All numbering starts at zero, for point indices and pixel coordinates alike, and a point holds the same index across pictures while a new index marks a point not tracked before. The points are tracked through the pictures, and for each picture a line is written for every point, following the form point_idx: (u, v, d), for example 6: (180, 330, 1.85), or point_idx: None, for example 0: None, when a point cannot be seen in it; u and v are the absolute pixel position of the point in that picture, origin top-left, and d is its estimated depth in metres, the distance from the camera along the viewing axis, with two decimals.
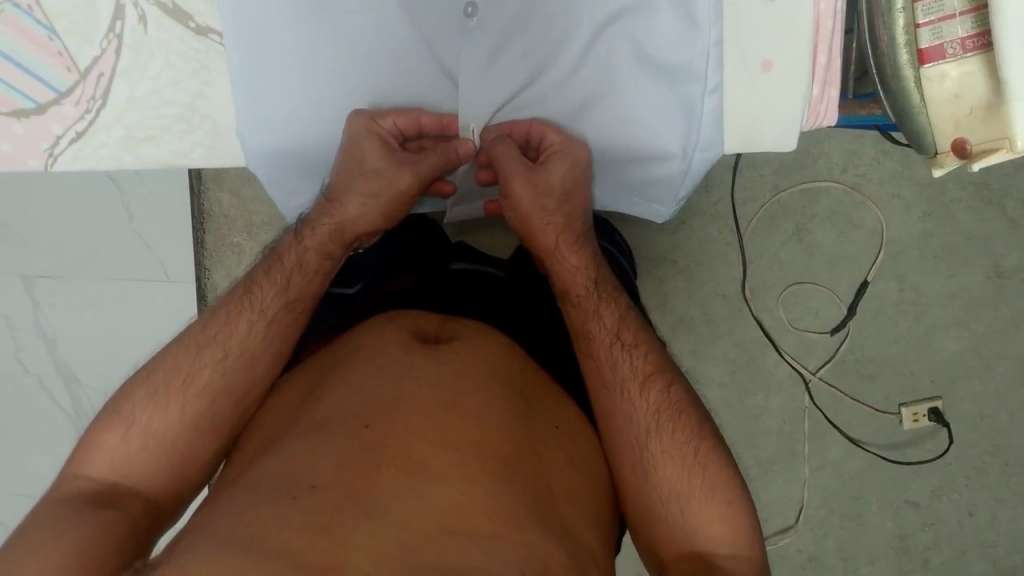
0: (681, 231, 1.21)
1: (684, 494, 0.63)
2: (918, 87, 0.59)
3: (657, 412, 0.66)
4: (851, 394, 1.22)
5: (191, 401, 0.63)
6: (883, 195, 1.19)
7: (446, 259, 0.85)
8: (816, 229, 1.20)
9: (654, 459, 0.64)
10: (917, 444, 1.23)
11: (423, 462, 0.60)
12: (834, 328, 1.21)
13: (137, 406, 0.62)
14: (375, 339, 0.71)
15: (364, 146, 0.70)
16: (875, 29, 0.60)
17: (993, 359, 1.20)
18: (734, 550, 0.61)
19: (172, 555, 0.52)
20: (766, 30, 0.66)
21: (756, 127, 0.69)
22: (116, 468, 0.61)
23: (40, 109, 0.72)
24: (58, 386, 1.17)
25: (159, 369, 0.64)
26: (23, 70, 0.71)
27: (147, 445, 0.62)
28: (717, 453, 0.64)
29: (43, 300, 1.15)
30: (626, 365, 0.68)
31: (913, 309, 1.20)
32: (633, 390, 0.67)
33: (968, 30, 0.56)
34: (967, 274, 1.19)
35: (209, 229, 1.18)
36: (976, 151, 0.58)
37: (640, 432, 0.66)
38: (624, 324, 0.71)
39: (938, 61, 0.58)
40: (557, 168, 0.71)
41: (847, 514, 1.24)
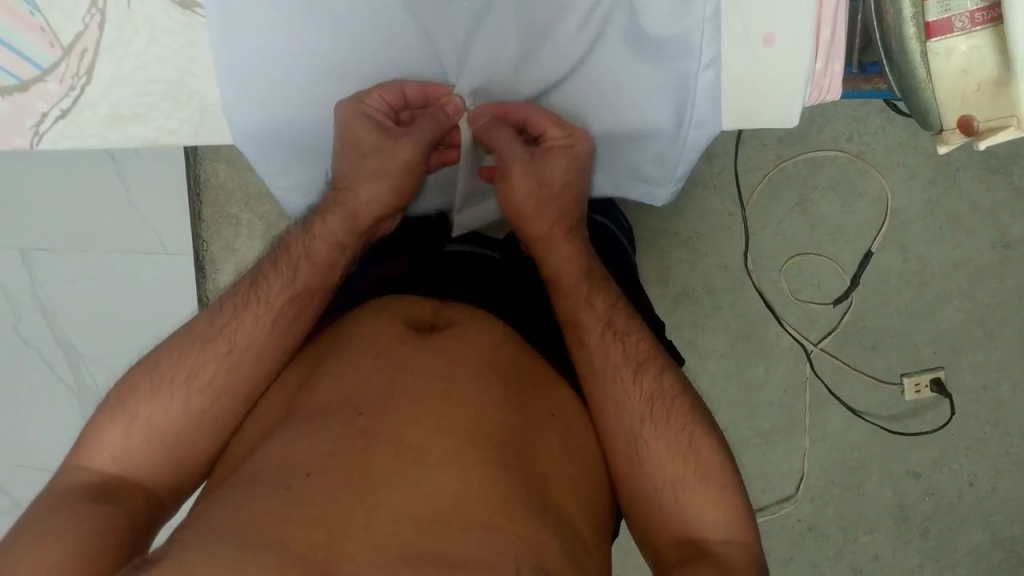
0: (683, 202, 1.20)
1: (677, 480, 0.62)
2: (925, 61, 0.58)
3: (651, 399, 0.65)
4: (853, 365, 1.22)
5: (196, 397, 0.64)
6: (887, 165, 1.17)
7: (445, 240, 0.84)
8: (820, 199, 1.19)
9: (647, 446, 0.64)
10: (917, 415, 1.22)
11: (417, 448, 0.59)
12: (837, 299, 1.20)
13: (140, 400, 0.64)
14: (368, 330, 0.71)
15: (358, 129, 0.69)
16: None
17: (996, 328, 1.20)
18: (726, 535, 0.60)
19: (174, 540, 0.53)
20: (770, 6, 0.65)
21: (754, 105, 0.69)
22: (116, 461, 0.62)
23: (22, 86, 0.72)
24: (59, 359, 1.17)
25: (162, 364, 0.65)
26: (9, 49, 0.71)
27: (148, 438, 0.63)
28: (711, 433, 0.64)
29: (41, 275, 1.13)
30: (620, 353, 0.68)
31: (917, 279, 1.19)
32: (626, 377, 0.67)
33: (977, 3, 0.55)
34: (973, 243, 1.18)
35: (205, 200, 1.19)
36: (983, 129, 0.57)
37: (635, 419, 0.65)
38: (616, 312, 0.71)
39: (945, 35, 0.56)
40: (557, 164, 0.72)
41: (846, 484, 1.24)
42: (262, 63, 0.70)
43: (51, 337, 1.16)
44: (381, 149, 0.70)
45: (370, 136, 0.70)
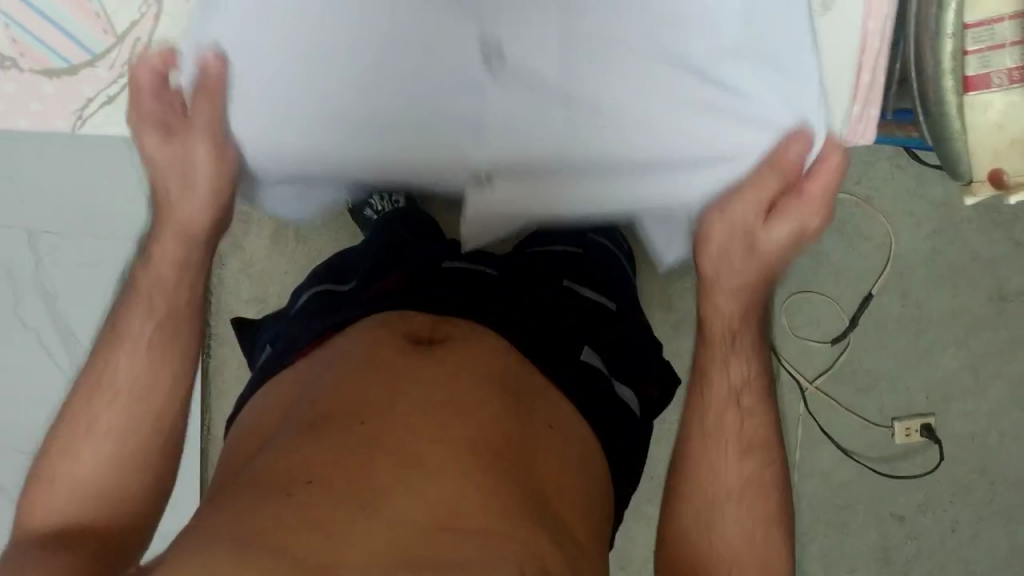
0: None
1: (733, 551, 0.68)
2: (960, 115, 0.65)
3: (744, 481, 0.70)
4: (846, 405, 1.23)
5: (105, 441, 0.69)
6: (894, 210, 1.19)
7: (442, 257, 0.84)
8: (826, 239, 1.20)
9: (720, 522, 0.68)
10: (906, 459, 1.24)
11: (418, 457, 0.60)
12: (835, 338, 1.21)
13: (59, 461, 0.68)
14: (369, 339, 0.73)
15: (190, 151, 0.70)
16: (919, 48, 0.63)
17: (988, 379, 1.22)
18: None
19: (185, 543, 0.54)
20: (820, 40, 0.68)
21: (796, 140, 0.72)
22: (58, 515, 0.66)
23: (73, 69, 0.74)
24: (55, 342, 1.16)
25: (69, 421, 0.70)
26: (69, 36, 0.73)
27: (75, 490, 0.67)
28: (780, 530, 0.69)
29: (46, 256, 1.14)
30: (735, 428, 0.71)
31: (915, 325, 1.21)
32: (732, 450, 0.71)
33: (1014, 62, 0.63)
34: (970, 293, 1.21)
35: None
36: (1014, 183, 0.67)
37: (728, 494, 0.69)
38: (749, 385, 0.72)
39: (983, 90, 0.64)
40: (778, 234, 0.69)
41: (832, 523, 1.25)
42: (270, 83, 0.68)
43: (49, 323, 1.16)
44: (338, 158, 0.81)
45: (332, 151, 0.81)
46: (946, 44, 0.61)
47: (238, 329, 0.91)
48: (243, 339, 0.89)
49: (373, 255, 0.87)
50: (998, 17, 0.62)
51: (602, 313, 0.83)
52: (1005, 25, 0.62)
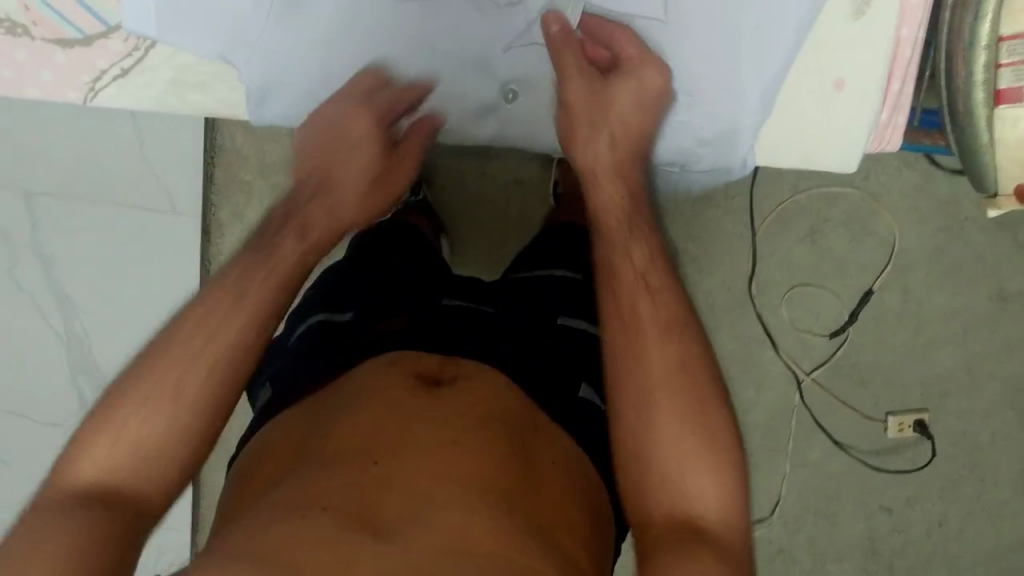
0: (695, 219, 1.20)
1: (681, 454, 0.60)
2: (990, 128, 0.63)
3: (672, 380, 0.63)
4: (841, 398, 1.23)
5: (165, 414, 0.61)
6: (900, 207, 1.19)
7: (438, 295, 0.86)
8: (830, 232, 1.20)
9: (658, 426, 0.61)
10: (898, 453, 1.24)
11: (426, 495, 0.59)
12: (833, 332, 1.21)
13: (115, 421, 0.60)
14: (370, 381, 0.72)
15: (352, 121, 0.72)
16: (952, 59, 0.62)
17: (984, 377, 1.23)
18: (719, 517, 0.59)
19: (217, 552, 0.55)
20: (845, 53, 0.67)
21: (815, 148, 0.72)
22: (100, 473, 0.59)
23: (85, 40, 0.72)
24: (52, 306, 1.15)
25: (137, 383, 0.62)
26: (79, 3, 0.70)
27: (120, 459, 0.60)
28: (735, 450, 0.61)
29: (43, 219, 1.13)
30: (653, 334, 0.64)
31: (914, 321, 1.22)
32: (653, 336, 0.65)
33: None
34: (971, 292, 1.21)
35: (219, 164, 1.16)
36: None
37: (653, 381, 0.63)
38: (654, 299, 0.66)
39: (1014, 104, 0.62)
40: (624, 92, 0.71)
41: (820, 512, 1.26)
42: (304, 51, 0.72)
43: (47, 288, 1.15)
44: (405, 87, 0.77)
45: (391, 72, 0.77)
46: (977, 55, 0.60)
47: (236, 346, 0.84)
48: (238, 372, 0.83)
49: (371, 287, 0.85)
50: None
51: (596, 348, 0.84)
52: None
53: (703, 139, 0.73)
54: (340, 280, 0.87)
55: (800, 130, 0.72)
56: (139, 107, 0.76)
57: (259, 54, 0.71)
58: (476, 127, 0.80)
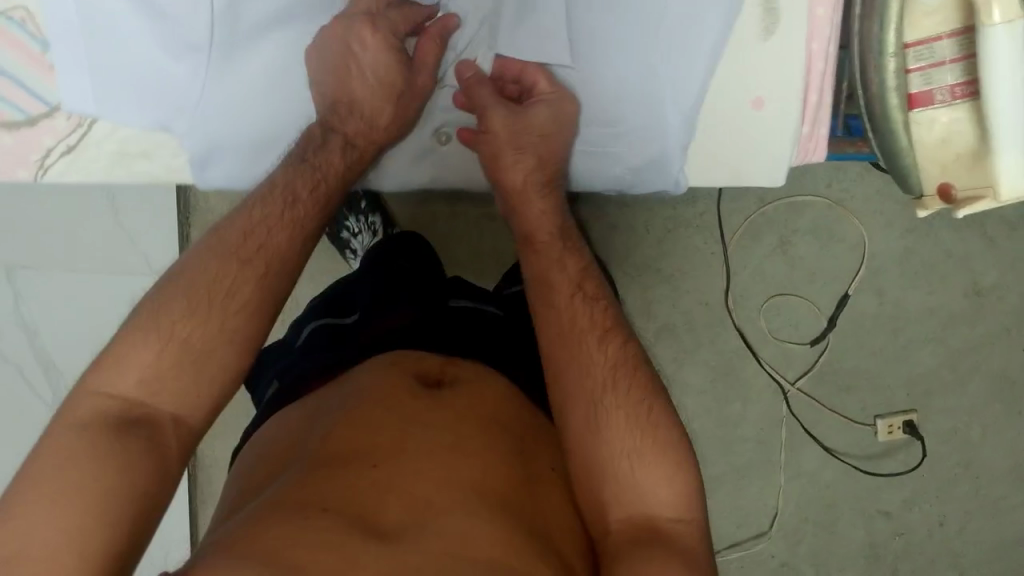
0: (667, 239, 1.21)
1: (634, 452, 0.60)
2: (908, 132, 0.63)
3: (617, 395, 0.63)
4: (828, 405, 1.24)
5: (199, 336, 0.59)
6: (866, 211, 1.21)
7: (445, 293, 0.86)
8: (800, 242, 1.21)
9: (609, 434, 0.61)
10: (890, 456, 1.24)
11: (427, 501, 0.60)
12: (813, 340, 1.22)
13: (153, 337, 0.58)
14: (375, 381, 0.72)
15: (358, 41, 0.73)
16: (864, 69, 0.61)
17: (967, 373, 1.23)
18: (675, 513, 0.59)
19: (215, 550, 0.54)
20: (759, 72, 0.71)
21: (745, 163, 0.75)
22: (140, 389, 0.57)
23: (30, 121, 0.74)
24: (38, 376, 1.16)
25: (165, 314, 0.59)
26: (24, 87, 0.74)
27: (163, 375, 0.57)
28: (690, 459, 0.60)
29: (23, 291, 1.14)
30: (598, 353, 0.65)
31: (892, 323, 1.23)
32: (592, 341, 0.66)
33: (957, 78, 0.60)
34: (946, 290, 1.22)
35: (194, 222, 1.16)
36: (963, 198, 0.63)
37: (596, 386, 0.63)
38: (589, 311, 0.68)
39: (927, 106, 0.62)
40: (540, 113, 0.73)
41: (819, 522, 1.25)
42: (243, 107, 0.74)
43: (31, 357, 1.16)
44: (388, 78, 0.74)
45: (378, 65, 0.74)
46: (884, 62, 0.60)
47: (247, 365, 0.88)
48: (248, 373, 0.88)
49: (377, 280, 0.86)
50: (935, 35, 0.60)
51: None
52: (944, 43, 0.60)
53: (635, 166, 0.75)
54: (350, 281, 0.90)
55: (731, 148, 0.74)
56: (86, 179, 0.77)
57: (197, 122, 0.74)
58: (414, 171, 0.82)
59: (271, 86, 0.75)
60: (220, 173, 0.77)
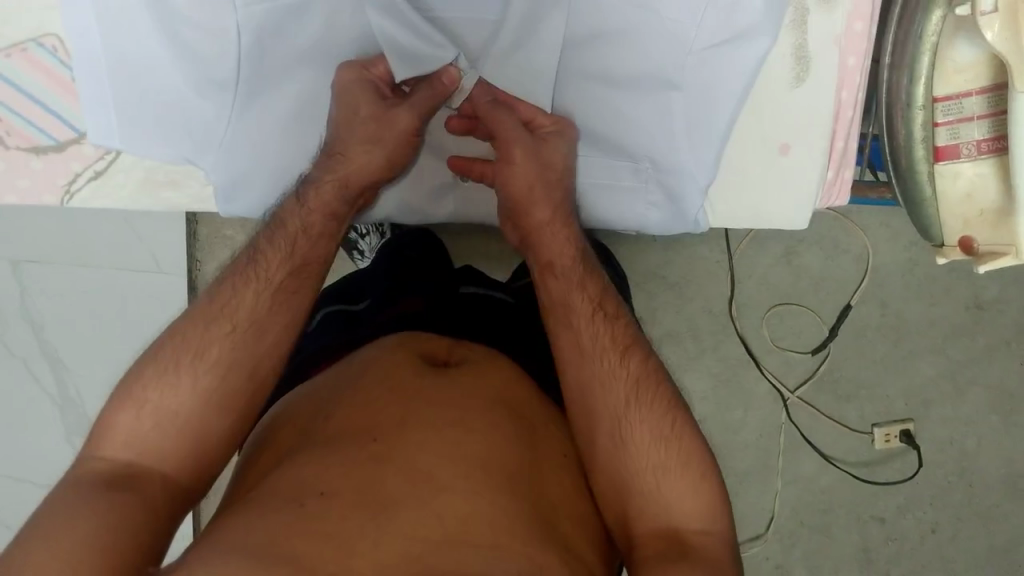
0: (673, 247, 1.22)
1: (658, 467, 0.60)
2: (931, 180, 0.66)
3: (634, 404, 0.63)
4: (827, 412, 1.25)
5: (203, 377, 0.60)
6: (871, 223, 1.22)
7: (457, 282, 0.85)
8: (805, 253, 1.22)
9: (632, 445, 0.61)
10: (886, 464, 1.26)
11: (428, 473, 0.58)
12: (815, 349, 1.23)
13: (149, 384, 0.59)
14: (381, 364, 0.69)
15: (355, 95, 0.69)
16: (891, 118, 0.65)
17: (965, 385, 1.25)
18: (702, 524, 0.59)
19: (205, 546, 0.53)
20: (787, 119, 0.72)
21: (767, 209, 0.76)
22: (130, 446, 0.58)
23: (59, 146, 0.76)
24: (44, 369, 1.15)
25: (162, 358, 0.60)
26: (55, 115, 0.74)
27: (159, 424, 0.59)
28: (714, 471, 0.61)
29: (30, 285, 1.12)
30: (614, 366, 0.65)
31: (893, 333, 1.24)
32: (610, 359, 0.65)
33: (984, 134, 0.62)
34: (948, 302, 1.23)
35: (202, 221, 1.20)
36: (983, 251, 0.65)
37: (619, 402, 0.63)
38: (606, 326, 0.67)
39: (953, 159, 0.64)
40: (557, 147, 0.71)
41: (815, 526, 1.26)
42: (263, 143, 0.73)
43: (37, 350, 1.14)
44: (379, 119, 0.70)
45: (367, 105, 0.69)
46: (912, 113, 0.63)
47: None
48: None
49: (384, 272, 0.85)
50: (963, 91, 0.62)
51: None
52: (973, 99, 0.62)
53: (658, 203, 0.76)
54: (361, 272, 0.87)
55: (755, 187, 0.75)
56: (118, 205, 0.79)
57: (221, 150, 0.73)
58: (434, 206, 0.81)
59: (299, 124, 0.73)
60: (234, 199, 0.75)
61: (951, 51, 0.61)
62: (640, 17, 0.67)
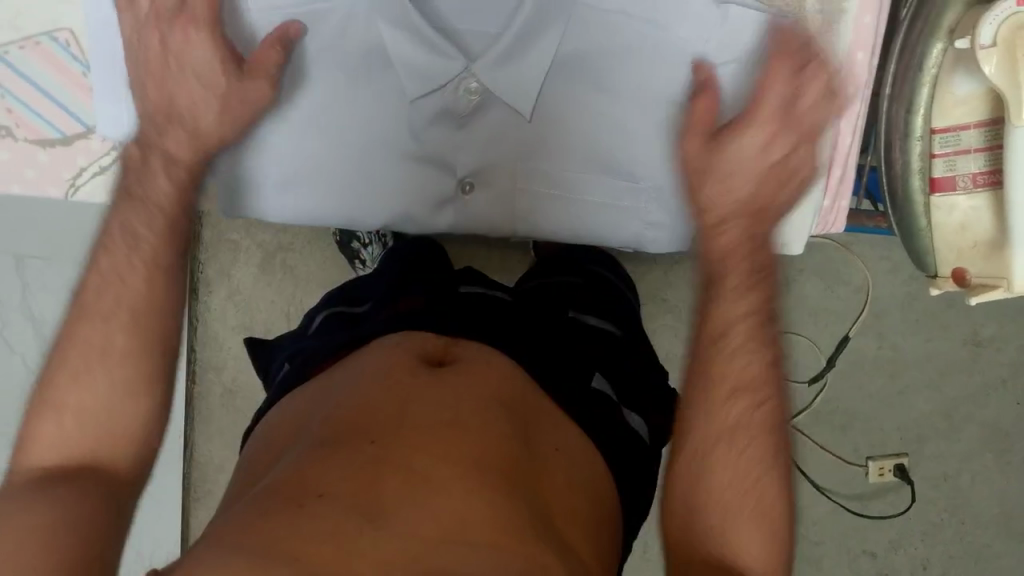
0: (673, 270, 1.22)
1: (733, 504, 0.62)
2: (926, 211, 0.69)
3: (735, 424, 0.64)
4: (822, 444, 1.25)
5: (117, 367, 0.65)
6: (873, 256, 1.22)
7: (457, 280, 0.82)
8: (805, 282, 1.23)
9: (712, 469, 0.63)
10: (879, 498, 1.25)
11: (425, 474, 0.58)
12: (812, 379, 1.24)
13: (66, 388, 0.64)
14: (381, 361, 0.71)
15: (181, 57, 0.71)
16: (890, 148, 0.69)
17: (961, 422, 1.24)
18: (764, 567, 0.60)
19: (200, 549, 0.53)
20: None
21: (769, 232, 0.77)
22: (57, 451, 0.62)
23: (66, 141, 0.84)
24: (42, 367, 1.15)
25: (71, 352, 0.65)
26: (61, 108, 0.83)
27: (81, 422, 0.63)
28: (780, 518, 0.62)
29: (33, 282, 1.14)
30: (733, 369, 0.65)
31: (890, 367, 1.24)
32: (734, 346, 0.66)
33: (980, 167, 0.66)
34: (947, 339, 1.23)
35: (207, 223, 1.19)
36: (974, 283, 0.68)
37: (718, 390, 0.65)
38: (749, 318, 0.67)
39: (949, 190, 0.67)
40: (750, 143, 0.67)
41: (803, 556, 1.26)
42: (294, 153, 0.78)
43: (33, 346, 1.15)
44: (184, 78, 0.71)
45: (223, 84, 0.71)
46: (911, 143, 0.67)
47: (250, 348, 0.87)
48: (257, 363, 0.86)
49: (387, 275, 0.85)
50: (962, 123, 0.65)
51: (614, 337, 0.82)
52: (971, 131, 0.65)
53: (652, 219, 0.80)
54: (367, 277, 0.87)
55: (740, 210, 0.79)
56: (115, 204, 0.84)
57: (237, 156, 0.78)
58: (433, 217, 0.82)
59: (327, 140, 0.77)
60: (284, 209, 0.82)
61: (950, 85, 0.64)
62: (642, 36, 0.71)
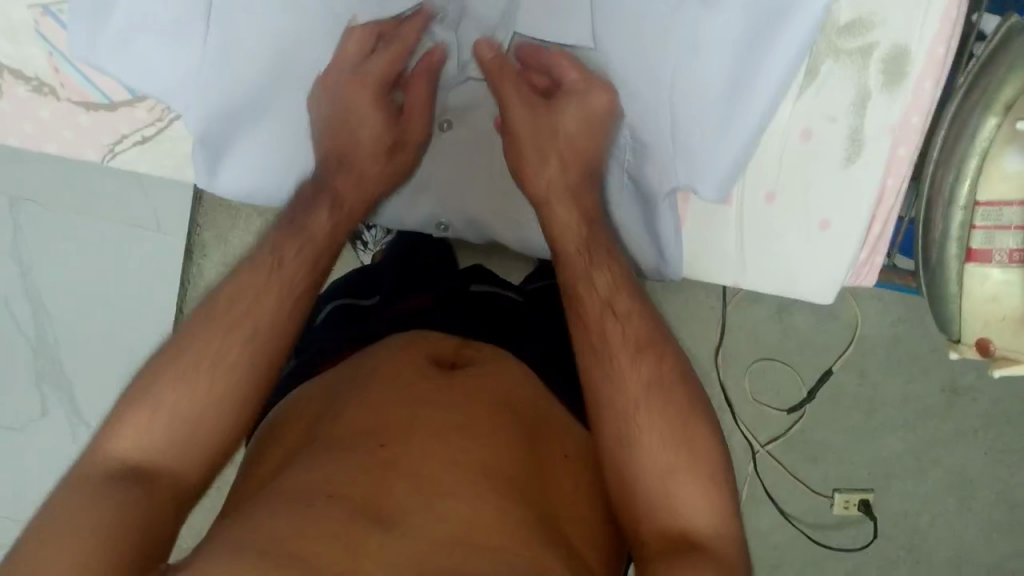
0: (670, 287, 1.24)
1: (667, 472, 0.59)
2: (958, 278, 0.70)
3: (646, 387, 0.64)
4: (793, 472, 1.27)
5: (219, 379, 0.61)
6: (863, 294, 1.23)
7: (466, 278, 0.82)
8: (796, 312, 1.24)
9: (641, 433, 0.61)
10: (839, 529, 1.28)
11: (434, 478, 0.59)
12: (791, 408, 1.25)
13: (163, 388, 0.60)
14: (391, 358, 0.71)
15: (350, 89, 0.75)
16: (931, 211, 0.69)
17: (928, 465, 1.25)
18: (713, 528, 0.57)
19: (205, 548, 0.53)
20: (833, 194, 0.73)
21: (799, 275, 0.78)
22: (139, 447, 0.58)
23: (111, 105, 0.81)
24: (25, 314, 1.13)
25: (165, 371, 0.61)
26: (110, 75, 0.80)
27: (170, 427, 0.59)
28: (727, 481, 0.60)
29: (24, 224, 1.10)
30: (615, 330, 0.67)
31: (867, 405, 1.25)
32: (624, 359, 0.65)
33: (1016, 244, 0.67)
34: (925, 383, 1.24)
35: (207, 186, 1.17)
36: (997, 355, 0.70)
37: (628, 404, 0.63)
38: (618, 289, 0.70)
39: (984, 261, 0.69)
40: (568, 110, 0.74)
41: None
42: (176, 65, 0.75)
43: (20, 292, 1.12)
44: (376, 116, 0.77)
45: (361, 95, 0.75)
46: (953, 213, 0.68)
47: None
48: None
49: (398, 268, 0.85)
50: (1005, 200, 0.66)
51: None
52: (1013, 209, 0.66)
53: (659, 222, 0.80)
54: (375, 270, 0.87)
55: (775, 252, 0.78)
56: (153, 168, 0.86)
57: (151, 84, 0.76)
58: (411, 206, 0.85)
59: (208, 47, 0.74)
60: (240, 183, 0.82)
61: (1001, 159, 0.65)
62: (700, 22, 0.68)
